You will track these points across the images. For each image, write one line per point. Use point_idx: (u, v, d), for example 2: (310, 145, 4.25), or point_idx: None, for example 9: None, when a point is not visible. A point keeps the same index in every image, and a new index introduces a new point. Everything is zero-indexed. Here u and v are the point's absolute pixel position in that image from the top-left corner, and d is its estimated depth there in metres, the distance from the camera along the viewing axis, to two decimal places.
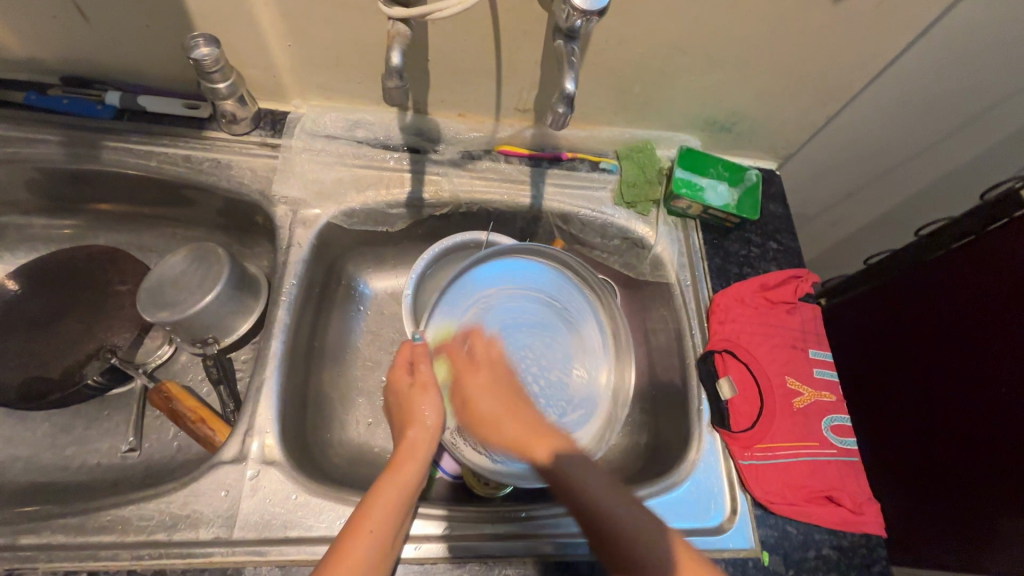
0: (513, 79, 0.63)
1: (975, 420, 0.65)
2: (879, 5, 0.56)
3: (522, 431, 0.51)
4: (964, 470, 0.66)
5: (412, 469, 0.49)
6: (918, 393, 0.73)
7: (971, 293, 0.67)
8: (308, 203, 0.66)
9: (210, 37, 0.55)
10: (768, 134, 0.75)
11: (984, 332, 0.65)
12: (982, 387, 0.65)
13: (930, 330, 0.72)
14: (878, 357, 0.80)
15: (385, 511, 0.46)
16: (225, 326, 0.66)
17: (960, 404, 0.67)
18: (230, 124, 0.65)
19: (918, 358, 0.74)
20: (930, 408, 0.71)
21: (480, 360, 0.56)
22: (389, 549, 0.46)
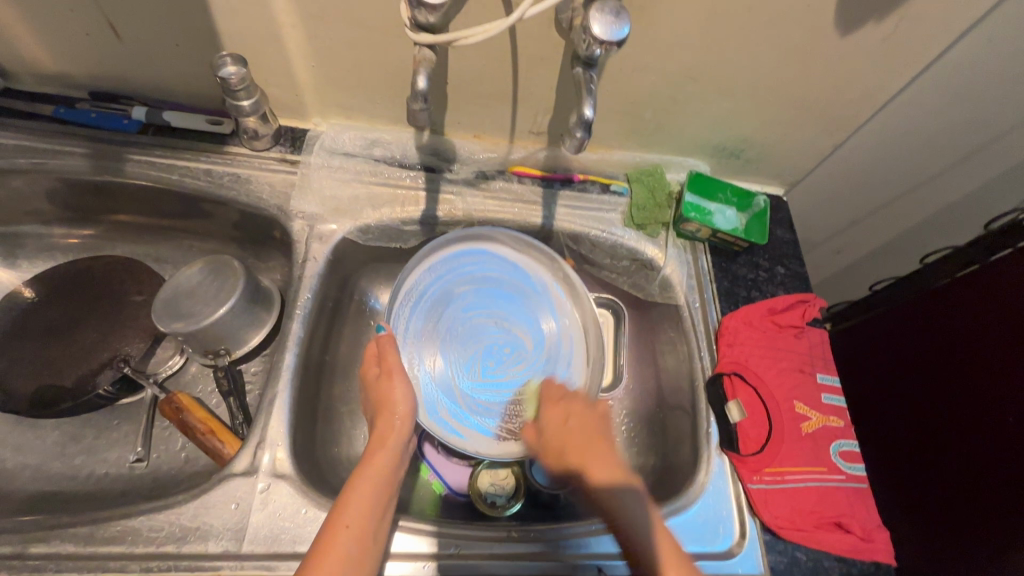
0: (529, 103, 0.65)
1: (983, 448, 0.65)
2: (886, 39, 0.58)
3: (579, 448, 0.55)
4: (974, 499, 0.65)
5: (384, 459, 0.50)
6: (926, 419, 0.73)
7: (976, 322, 0.68)
8: (324, 219, 0.67)
9: (238, 57, 0.57)
10: (776, 161, 0.76)
11: (992, 361, 0.66)
12: (991, 416, 0.65)
13: (939, 357, 0.73)
14: (885, 385, 0.81)
15: (360, 507, 0.46)
16: (237, 339, 0.67)
17: (969, 432, 0.67)
18: (252, 140, 0.66)
19: (927, 385, 0.74)
20: (938, 435, 0.71)
21: (563, 405, 0.59)
22: (370, 546, 0.45)
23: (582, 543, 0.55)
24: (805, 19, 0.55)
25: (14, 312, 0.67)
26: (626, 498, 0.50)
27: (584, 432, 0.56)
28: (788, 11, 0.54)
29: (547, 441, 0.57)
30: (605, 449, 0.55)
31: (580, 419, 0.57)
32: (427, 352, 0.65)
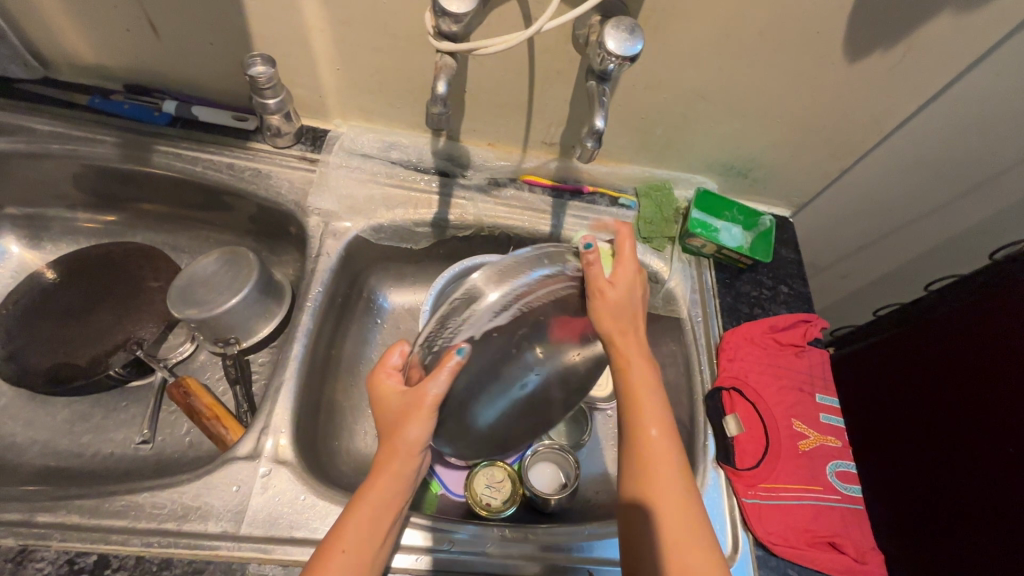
0: (543, 114, 0.67)
1: (984, 477, 0.65)
2: (893, 68, 0.59)
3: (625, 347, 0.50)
4: (970, 526, 0.65)
5: (393, 481, 0.46)
6: (927, 444, 0.73)
7: (979, 352, 0.68)
8: (339, 216, 0.69)
9: (267, 57, 0.59)
10: (783, 183, 0.77)
11: (995, 391, 0.66)
12: (993, 445, 0.64)
13: (941, 383, 0.73)
14: (888, 414, 0.80)
15: (361, 529, 0.44)
16: (247, 329, 0.69)
17: (969, 459, 0.67)
18: (274, 137, 0.69)
19: (930, 410, 0.74)
20: (938, 461, 0.71)
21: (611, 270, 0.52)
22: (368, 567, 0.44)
23: (573, 547, 0.56)
24: (814, 44, 0.57)
25: (36, 292, 0.70)
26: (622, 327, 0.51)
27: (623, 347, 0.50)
28: (798, 35, 0.56)
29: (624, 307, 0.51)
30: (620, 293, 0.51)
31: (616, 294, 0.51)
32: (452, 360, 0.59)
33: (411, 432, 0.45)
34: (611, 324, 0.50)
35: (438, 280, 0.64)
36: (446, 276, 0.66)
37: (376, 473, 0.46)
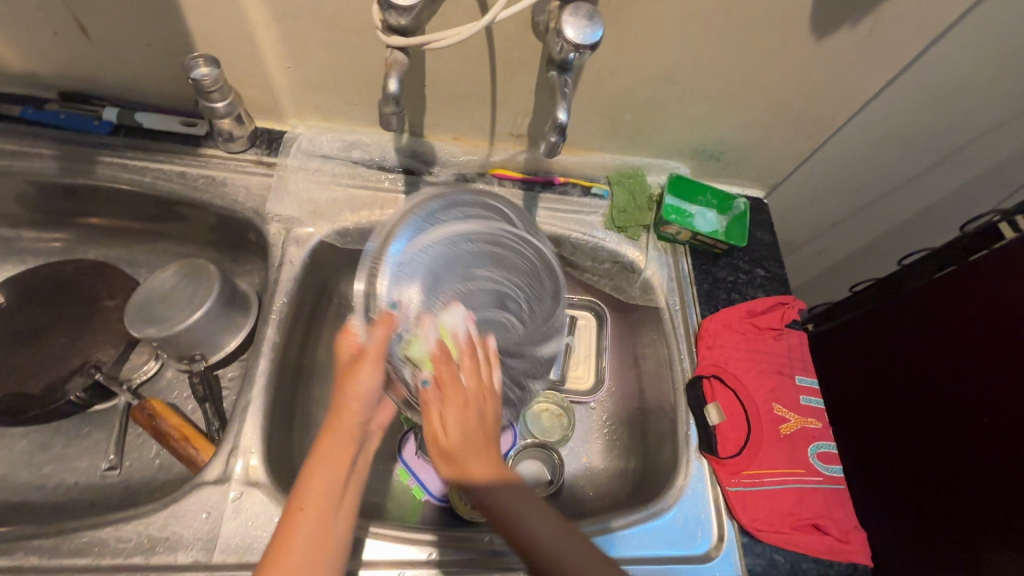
0: (508, 105, 0.65)
1: (958, 446, 0.66)
2: (861, 42, 0.58)
3: (478, 473, 0.44)
4: (960, 497, 0.65)
5: (342, 449, 0.46)
6: (905, 416, 0.74)
7: (951, 322, 0.70)
8: (301, 222, 0.65)
9: (211, 57, 0.56)
10: (756, 165, 0.76)
11: (967, 360, 0.67)
12: (970, 413, 0.66)
13: (916, 356, 0.74)
14: (866, 394, 0.82)
15: (323, 497, 0.44)
16: (214, 343, 0.67)
17: (945, 431, 0.68)
18: (227, 142, 0.65)
19: (907, 382, 0.75)
20: (922, 434, 0.71)
21: (444, 383, 0.46)
22: (332, 535, 0.44)
23: None
24: (780, 21, 0.55)
25: None
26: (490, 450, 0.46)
27: (474, 442, 0.45)
28: (766, 12, 0.54)
29: (449, 427, 0.45)
30: (474, 415, 0.46)
31: (460, 404, 0.46)
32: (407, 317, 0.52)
33: (356, 389, 0.47)
34: (454, 417, 0.45)
35: None
36: None
37: (327, 436, 0.46)
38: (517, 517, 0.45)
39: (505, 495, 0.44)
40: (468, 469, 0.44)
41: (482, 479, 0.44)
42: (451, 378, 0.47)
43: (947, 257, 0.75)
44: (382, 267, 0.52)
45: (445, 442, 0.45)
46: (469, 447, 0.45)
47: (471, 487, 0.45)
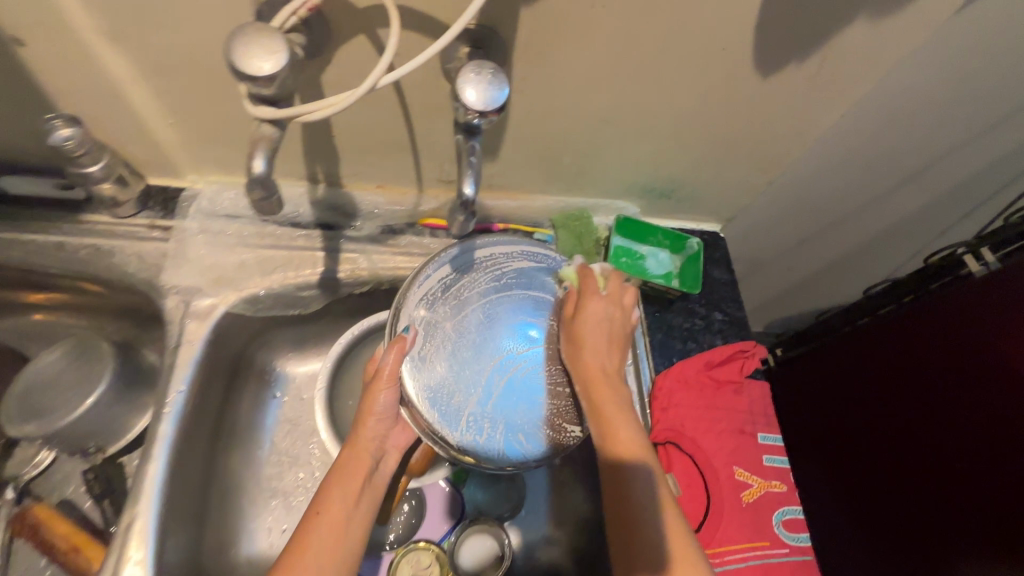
0: (432, 152, 0.58)
1: (943, 463, 0.68)
2: (811, 79, 0.53)
3: (594, 372, 0.48)
4: (949, 513, 0.68)
5: (362, 461, 0.49)
6: (893, 457, 0.76)
7: (906, 348, 0.74)
8: (202, 292, 0.58)
9: (70, 117, 0.48)
10: (710, 200, 0.71)
11: (936, 377, 0.70)
12: (938, 426, 0.69)
13: (876, 381, 0.79)
14: (837, 422, 0.86)
15: (342, 500, 0.46)
16: (111, 432, 0.59)
17: (915, 448, 0.72)
18: (112, 207, 0.57)
19: (881, 404, 0.78)
20: (899, 452, 0.75)
21: (593, 301, 0.52)
22: (347, 540, 0.45)
23: None
24: (722, 60, 0.49)
25: None
26: (616, 379, 0.49)
27: (607, 338, 0.51)
28: (703, 53, 0.48)
29: (585, 333, 0.50)
30: (611, 339, 0.51)
31: (596, 322, 0.51)
32: (433, 346, 0.50)
33: (372, 406, 0.49)
34: (590, 329, 0.50)
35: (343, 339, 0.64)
36: (353, 332, 0.64)
37: (347, 447, 0.49)
38: (627, 439, 0.46)
39: (620, 416, 0.46)
40: (601, 387, 0.47)
41: (604, 391, 0.47)
42: (599, 304, 0.52)
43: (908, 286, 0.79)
44: (410, 290, 0.52)
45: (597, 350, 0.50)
46: (601, 369, 0.49)
47: (591, 392, 0.48)
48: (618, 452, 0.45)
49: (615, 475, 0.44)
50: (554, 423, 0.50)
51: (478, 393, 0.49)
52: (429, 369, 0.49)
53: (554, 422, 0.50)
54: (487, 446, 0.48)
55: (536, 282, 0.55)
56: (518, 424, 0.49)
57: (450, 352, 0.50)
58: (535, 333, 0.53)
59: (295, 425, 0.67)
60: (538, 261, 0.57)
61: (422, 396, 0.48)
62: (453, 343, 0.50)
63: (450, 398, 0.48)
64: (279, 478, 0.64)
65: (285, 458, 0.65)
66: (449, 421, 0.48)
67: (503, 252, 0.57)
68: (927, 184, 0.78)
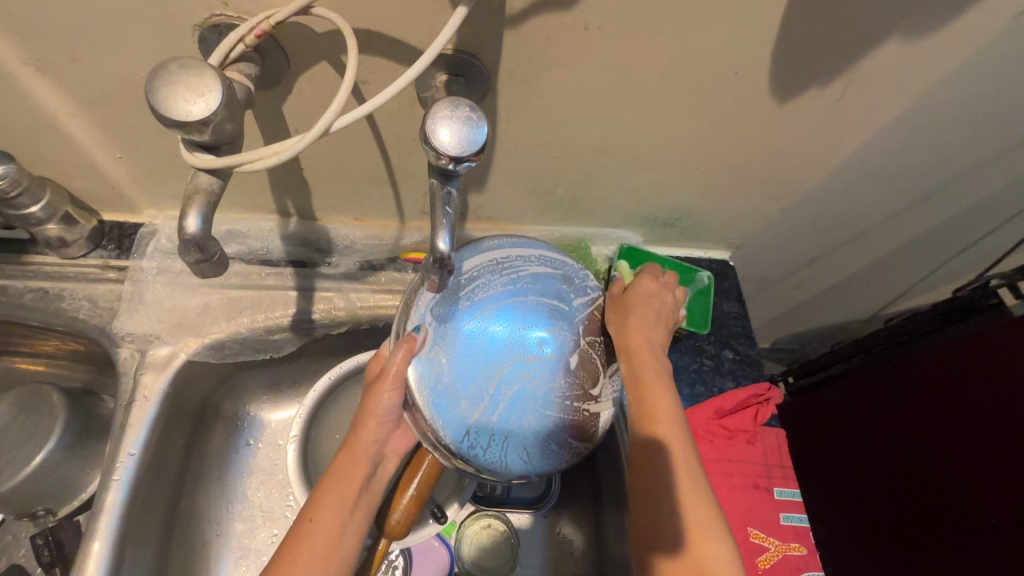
0: (412, 184, 0.53)
1: (971, 549, 0.62)
2: (831, 105, 0.47)
3: (637, 341, 0.46)
4: None
5: (358, 467, 0.45)
6: (914, 523, 0.70)
7: (944, 410, 0.67)
8: (159, 340, 0.53)
9: (1, 152, 0.43)
10: (718, 228, 0.65)
11: (975, 452, 0.63)
12: (975, 511, 0.62)
13: (904, 436, 0.72)
14: (854, 463, 0.80)
15: (334, 508, 0.44)
16: (62, 493, 0.54)
17: (942, 524, 0.66)
18: (58, 248, 0.51)
19: (908, 464, 0.71)
20: (922, 523, 0.69)
21: (641, 284, 0.50)
22: (337, 554, 0.43)
23: None
24: (733, 86, 0.44)
25: None
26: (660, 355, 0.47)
27: (654, 314, 0.49)
28: (712, 78, 0.43)
29: (633, 304, 0.48)
30: (659, 318, 0.49)
31: (648, 296, 0.50)
32: (437, 345, 0.42)
33: (374, 407, 0.44)
34: (639, 300, 0.49)
35: (322, 382, 0.59)
36: (332, 375, 0.59)
37: (344, 449, 0.46)
38: (666, 407, 0.44)
39: (661, 384, 0.45)
40: (643, 354, 0.45)
41: (646, 360, 0.45)
42: (641, 294, 0.50)
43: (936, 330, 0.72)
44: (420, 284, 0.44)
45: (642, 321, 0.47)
46: (644, 344, 0.46)
47: (630, 361, 0.45)
48: (653, 421, 0.43)
49: (644, 443, 0.43)
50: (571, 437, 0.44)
51: (487, 401, 0.42)
52: (435, 371, 0.42)
53: (564, 441, 0.43)
54: (494, 459, 0.42)
55: (552, 286, 0.46)
56: (526, 439, 0.42)
57: (458, 353, 0.42)
58: (552, 342, 0.44)
59: (269, 476, 0.61)
60: (555, 267, 0.48)
61: (425, 396, 0.41)
62: (460, 342, 0.42)
63: (456, 403, 0.41)
64: (249, 536, 0.59)
65: (257, 514, 0.60)
66: (454, 430, 0.41)
67: (522, 251, 0.48)
68: (951, 205, 0.73)
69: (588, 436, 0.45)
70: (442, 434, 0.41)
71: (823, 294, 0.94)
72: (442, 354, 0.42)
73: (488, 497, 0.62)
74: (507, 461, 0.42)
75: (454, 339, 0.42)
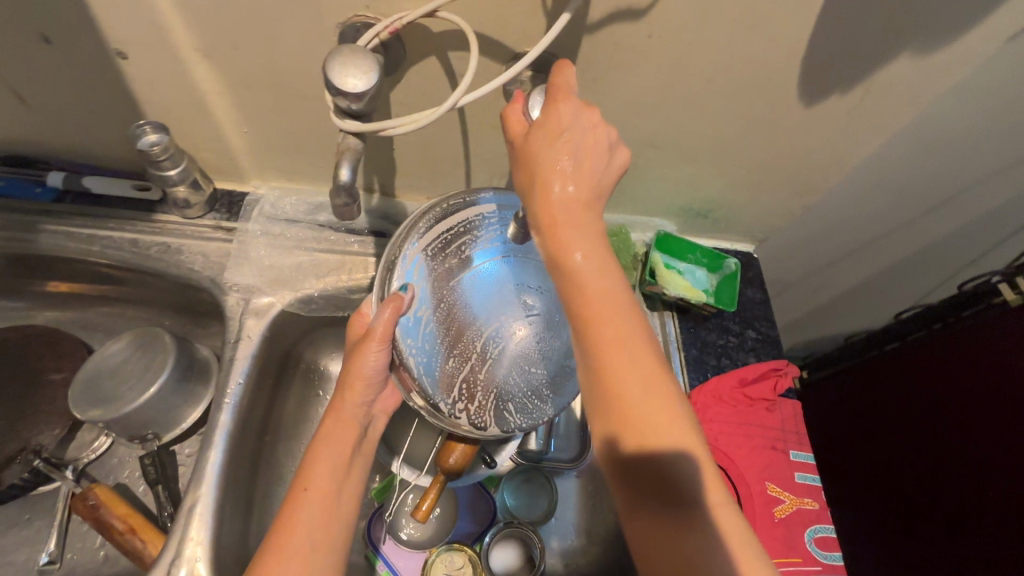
0: (483, 167, 0.61)
1: (965, 513, 0.70)
2: (851, 111, 0.55)
3: (564, 219, 0.37)
4: (958, 557, 0.71)
5: (346, 431, 0.49)
6: (916, 489, 0.78)
7: (946, 390, 0.74)
8: (260, 290, 0.61)
9: (158, 124, 0.52)
10: (746, 221, 0.73)
11: (974, 428, 0.70)
12: (971, 480, 0.70)
13: (909, 412, 0.79)
14: (861, 436, 0.87)
15: (328, 471, 0.47)
16: (168, 421, 0.62)
17: (942, 492, 0.73)
18: (183, 209, 0.61)
19: (913, 437, 0.78)
20: (923, 490, 0.76)
21: (562, 118, 0.37)
22: (339, 509, 0.46)
23: None
24: (768, 90, 0.52)
25: None
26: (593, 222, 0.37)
27: (579, 171, 0.37)
28: (751, 82, 0.51)
29: (546, 153, 0.37)
30: (587, 163, 0.37)
31: (575, 136, 0.37)
32: (422, 299, 0.48)
33: (362, 369, 0.48)
34: (555, 148, 0.37)
35: None
36: None
37: (333, 415, 0.50)
38: (612, 326, 0.35)
39: (595, 271, 0.36)
40: (567, 230, 0.37)
41: (577, 243, 0.36)
42: (563, 134, 0.37)
43: (935, 314, 0.79)
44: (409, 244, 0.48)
45: (568, 191, 0.37)
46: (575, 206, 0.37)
47: (559, 264, 0.37)
48: (599, 338, 0.35)
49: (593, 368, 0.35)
50: (540, 391, 0.50)
51: (467, 356, 0.48)
52: (421, 329, 0.47)
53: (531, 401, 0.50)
54: (472, 414, 0.48)
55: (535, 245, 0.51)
56: (500, 391, 0.49)
57: (442, 313, 0.47)
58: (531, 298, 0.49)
59: None
60: None
61: (411, 355, 0.47)
62: (443, 301, 0.48)
63: (438, 358, 0.47)
64: None
65: None
66: (437, 382, 0.47)
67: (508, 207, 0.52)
68: (962, 213, 0.79)
69: (556, 390, 0.51)
70: (428, 390, 0.47)
71: (841, 298, 1.00)
72: (426, 308, 0.48)
73: (531, 454, 0.66)
74: (483, 412, 0.49)
75: (439, 297, 0.48)
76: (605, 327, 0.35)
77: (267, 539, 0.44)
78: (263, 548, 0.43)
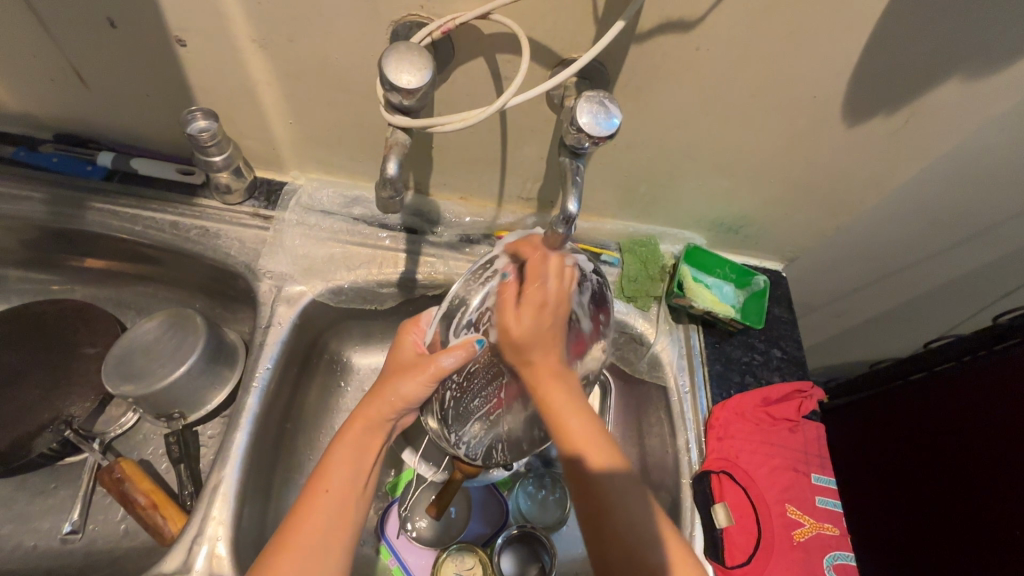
0: (519, 171, 0.62)
1: (999, 554, 0.67)
2: (894, 132, 0.55)
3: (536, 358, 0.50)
4: None
5: (372, 440, 0.50)
6: (944, 528, 0.75)
7: (979, 425, 0.72)
8: (294, 279, 0.63)
9: (209, 110, 0.54)
10: (777, 239, 0.72)
11: (1008, 466, 0.67)
12: (1007, 521, 0.67)
13: (938, 446, 0.77)
14: (887, 468, 0.85)
15: (346, 475, 0.47)
16: (194, 402, 0.63)
17: (973, 530, 0.70)
18: (223, 194, 0.62)
19: (942, 472, 0.76)
20: (952, 527, 0.74)
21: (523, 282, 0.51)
22: (353, 512, 0.46)
23: None
24: (812, 107, 0.52)
25: None
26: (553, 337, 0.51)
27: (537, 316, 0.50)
28: (795, 98, 0.51)
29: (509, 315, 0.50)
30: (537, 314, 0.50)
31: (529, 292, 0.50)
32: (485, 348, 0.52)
33: (402, 394, 0.50)
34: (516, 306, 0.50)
35: None
36: None
37: (357, 422, 0.50)
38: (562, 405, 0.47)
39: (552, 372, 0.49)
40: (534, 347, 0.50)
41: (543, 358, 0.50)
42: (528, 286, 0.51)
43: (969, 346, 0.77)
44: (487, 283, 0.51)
45: (523, 320, 0.50)
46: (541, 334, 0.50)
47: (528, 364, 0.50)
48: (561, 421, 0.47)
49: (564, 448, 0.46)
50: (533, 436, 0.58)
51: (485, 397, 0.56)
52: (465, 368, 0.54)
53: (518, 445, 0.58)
54: (473, 447, 0.57)
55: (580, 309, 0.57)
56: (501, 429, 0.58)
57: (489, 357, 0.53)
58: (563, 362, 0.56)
59: None
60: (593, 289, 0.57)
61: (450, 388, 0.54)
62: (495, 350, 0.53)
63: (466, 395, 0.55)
64: None
65: None
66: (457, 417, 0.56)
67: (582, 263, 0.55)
68: (1000, 245, 0.77)
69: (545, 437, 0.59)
70: (448, 418, 0.55)
71: (867, 324, 0.98)
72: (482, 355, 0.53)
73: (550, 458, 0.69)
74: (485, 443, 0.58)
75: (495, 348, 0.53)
76: (565, 412, 0.47)
77: (275, 536, 0.44)
78: (272, 542, 0.43)
